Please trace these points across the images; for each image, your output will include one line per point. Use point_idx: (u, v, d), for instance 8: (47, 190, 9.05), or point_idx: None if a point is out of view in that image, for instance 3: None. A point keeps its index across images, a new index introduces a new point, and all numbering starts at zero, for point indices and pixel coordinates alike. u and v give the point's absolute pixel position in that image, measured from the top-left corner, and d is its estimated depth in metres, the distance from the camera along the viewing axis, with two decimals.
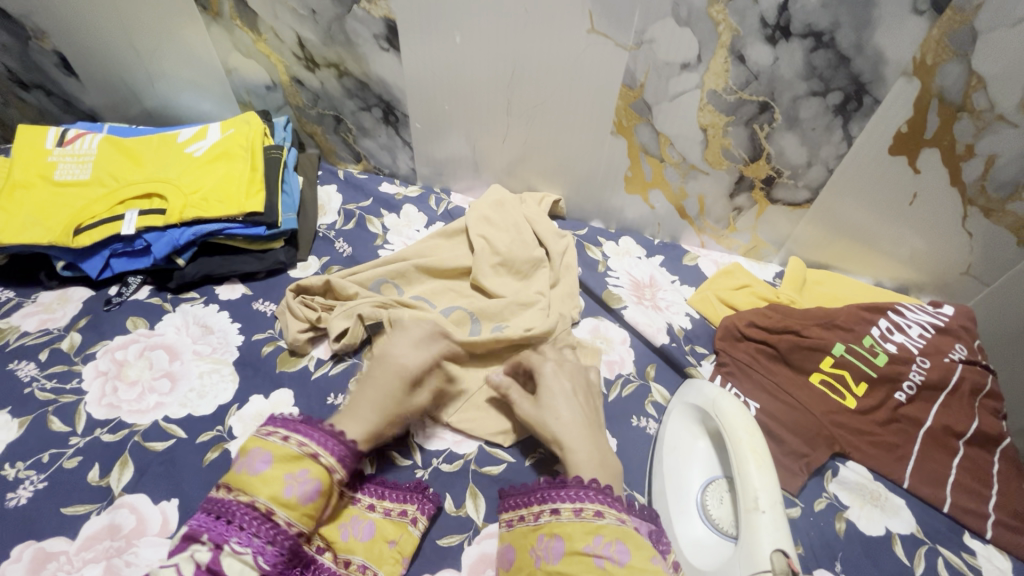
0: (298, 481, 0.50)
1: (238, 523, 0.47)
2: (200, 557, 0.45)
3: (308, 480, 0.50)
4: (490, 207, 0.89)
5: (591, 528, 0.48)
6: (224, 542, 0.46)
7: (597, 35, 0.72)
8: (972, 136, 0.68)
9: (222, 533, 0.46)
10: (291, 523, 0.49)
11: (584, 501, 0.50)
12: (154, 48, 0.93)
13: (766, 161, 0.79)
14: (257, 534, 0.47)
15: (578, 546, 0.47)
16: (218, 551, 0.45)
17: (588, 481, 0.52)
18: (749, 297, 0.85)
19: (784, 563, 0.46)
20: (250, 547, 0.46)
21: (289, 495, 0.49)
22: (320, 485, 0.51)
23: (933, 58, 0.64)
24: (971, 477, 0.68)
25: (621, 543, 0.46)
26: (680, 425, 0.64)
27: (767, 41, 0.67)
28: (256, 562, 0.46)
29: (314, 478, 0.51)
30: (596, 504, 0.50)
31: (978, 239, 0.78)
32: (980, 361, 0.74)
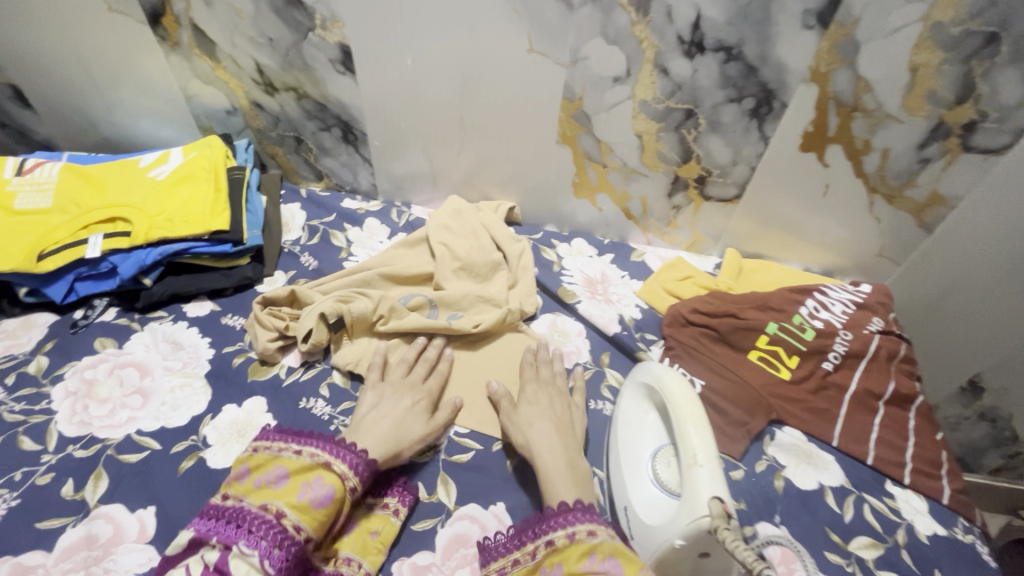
0: (311, 488, 0.55)
1: (248, 527, 0.51)
2: (209, 558, 0.50)
3: (321, 485, 0.55)
4: (448, 216, 0.94)
5: (586, 549, 0.51)
6: (233, 543, 0.50)
7: (536, 54, 0.79)
8: (867, 132, 0.78)
9: (231, 534, 0.51)
10: (300, 526, 0.52)
11: (575, 524, 0.54)
12: (111, 78, 0.96)
13: (696, 162, 0.87)
14: (265, 538, 0.50)
15: (575, 568, 0.49)
16: (226, 552, 0.50)
17: (576, 504, 0.56)
18: (691, 286, 0.93)
19: (720, 508, 0.51)
20: (256, 550, 0.49)
21: (302, 499, 0.54)
22: (333, 491, 0.55)
23: (826, 66, 0.73)
24: (891, 432, 0.76)
25: (614, 559, 0.48)
26: (634, 401, 0.70)
27: (685, 55, 0.75)
28: (262, 565, 0.48)
29: (327, 484, 0.55)
30: (587, 525, 0.53)
31: (885, 222, 0.88)
32: (895, 330, 0.83)
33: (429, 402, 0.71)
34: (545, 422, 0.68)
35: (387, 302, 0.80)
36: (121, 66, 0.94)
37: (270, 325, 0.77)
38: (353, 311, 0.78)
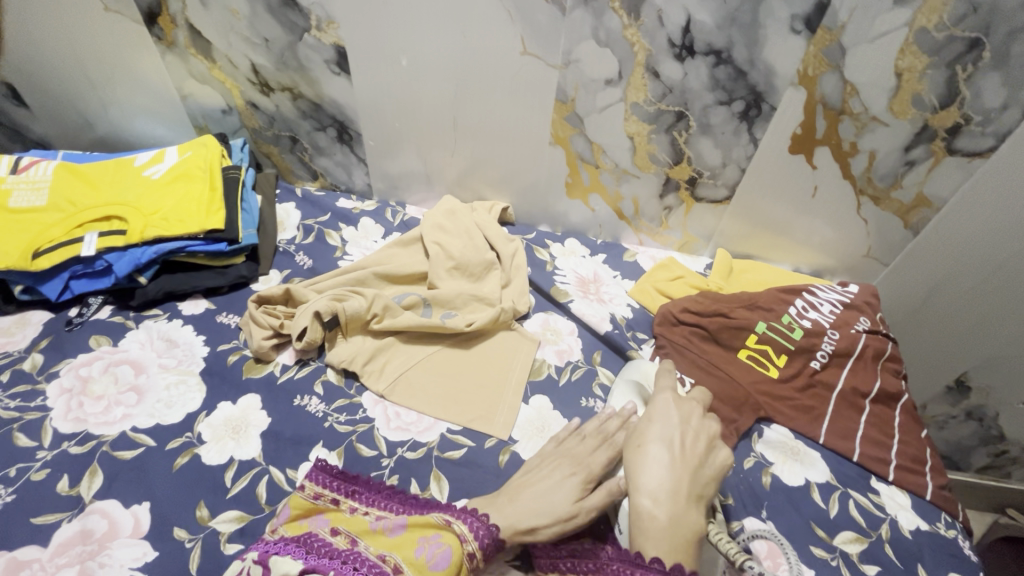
0: (429, 544, 0.53)
1: (358, 567, 0.49)
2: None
3: (439, 544, 0.52)
4: (443, 216, 0.95)
5: None
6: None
7: (530, 56, 0.80)
8: (854, 135, 0.80)
9: (344, 575, 0.48)
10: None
11: None
12: (106, 77, 0.96)
13: (688, 164, 0.89)
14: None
15: None
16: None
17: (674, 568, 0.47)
18: (682, 286, 0.94)
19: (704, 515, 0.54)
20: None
21: (420, 556, 0.52)
22: (450, 552, 0.52)
23: (813, 70, 0.75)
24: (876, 430, 0.77)
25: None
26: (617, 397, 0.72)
27: (676, 58, 0.76)
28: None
29: (444, 543, 0.53)
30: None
31: (872, 223, 0.89)
32: (881, 330, 0.84)
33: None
34: (660, 455, 0.54)
35: (381, 300, 0.81)
36: (116, 65, 0.94)
37: (265, 323, 0.78)
38: (347, 310, 0.78)
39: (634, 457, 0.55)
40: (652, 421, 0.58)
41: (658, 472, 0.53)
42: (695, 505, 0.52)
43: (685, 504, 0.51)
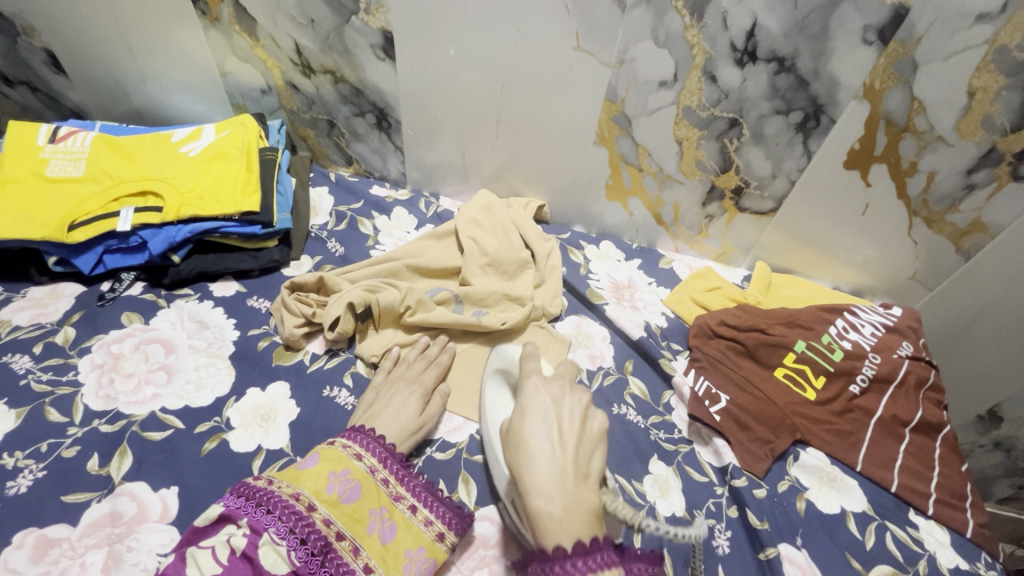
0: (339, 480, 0.56)
1: (277, 514, 0.51)
2: (236, 543, 0.50)
3: (347, 481, 0.57)
4: (479, 211, 0.93)
5: None
6: (263, 530, 0.50)
7: (583, 53, 0.77)
8: (914, 154, 0.76)
9: (262, 520, 0.51)
10: (329, 520, 0.54)
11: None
12: (148, 50, 0.95)
13: (735, 173, 0.86)
14: (293, 530, 0.51)
15: None
16: (256, 537, 0.50)
17: (579, 548, 0.43)
18: (719, 298, 0.91)
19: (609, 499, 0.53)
20: (285, 540, 0.51)
21: (331, 492, 0.55)
22: (358, 485, 0.57)
23: (881, 83, 0.71)
24: (916, 461, 0.75)
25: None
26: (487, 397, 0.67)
27: (736, 64, 0.73)
28: (288, 557, 0.50)
29: (353, 478, 0.57)
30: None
31: (922, 247, 0.86)
32: (924, 356, 0.81)
33: (423, 392, 0.70)
34: (541, 442, 0.50)
35: (415, 294, 0.80)
36: (158, 38, 0.93)
37: (297, 311, 0.77)
38: (381, 302, 0.77)
39: (518, 457, 0.51)
40: (526, 416, 0.53)
41: (544, 464, 0.48)
42: (588, 486, 0.48)
43: (576, 483, 0.48)
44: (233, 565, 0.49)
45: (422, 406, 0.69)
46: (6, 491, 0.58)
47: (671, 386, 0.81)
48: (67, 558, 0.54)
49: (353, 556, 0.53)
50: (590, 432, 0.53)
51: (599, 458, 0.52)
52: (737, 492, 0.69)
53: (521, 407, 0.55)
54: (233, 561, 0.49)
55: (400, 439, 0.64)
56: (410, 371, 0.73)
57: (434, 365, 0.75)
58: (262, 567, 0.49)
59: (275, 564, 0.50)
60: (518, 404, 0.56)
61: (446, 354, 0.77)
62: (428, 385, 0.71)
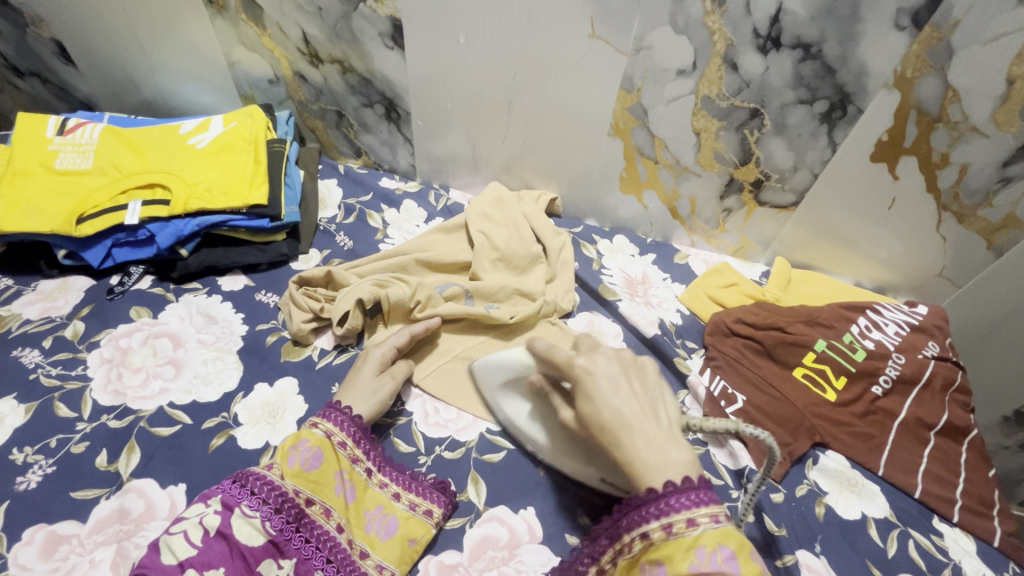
0: (300, 451, 0.57)
1: (250, 488, 0.53)
2: (209, 522, 0.51)
3: (308, 449, 0.57)
4: (489, 204, 0.91)
5: (688, 543, 0.43)
6: (236, 505, 0.52)
7: (598, 40, 0.74)
8: (947, 145, 0.73)
9: (234, 495, 0.53)
10: (298, 489, 0.55)
11: (672, 512, 0.43)
12: (155, 40, 0.94)
13: (755, 165, 0.83)
14: (266, 501, 0.53)
15: (681, 569, 0.42)
16: (228, 514, 0.52)
17: (671, 486, 0.44)
18: (736, 294, 0.89)
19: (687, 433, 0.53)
20: (258, 513, 0.52)
21: (294, 463, 0.56)
22: (320, 451, 0.58)
23: (913, 71, 0.68)
24: (941, 466, 0.72)
25: (727, 549, 0.42)
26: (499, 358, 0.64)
27: (759, 51, 0.70)
28: (263, 527, 0.52)
29: (313, 446, 0.57)
30: (688, 512, 0.43)
31: (951, 243, 0.82)
32: (951, 357, 0.78)
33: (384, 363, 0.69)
34: (619, 414, 0.47)
35: (425, 289, 0.78)
36: (166, 28, 0.92)
37: (305, 306, 0.76)
38: (390, 297, 0.75)
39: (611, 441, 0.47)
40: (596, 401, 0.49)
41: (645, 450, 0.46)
42: (681, 443, 0.47)
43: (668, 439, 0.47)
44: (209, 545, 0.50)
45: (379, 363, 0.69)
46: (15, 486, 0.58)
47: (686, 385, 0.78)
48: (75, 554, 0.54)
49: (325, 518, 0.55)
50: (649, 379, 0.51)
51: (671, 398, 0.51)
52: (754, 496, 0.67)
53: (584, 390, 0.50)
54: (208, 541, 0.50)
55: (360, 403, 0.64)
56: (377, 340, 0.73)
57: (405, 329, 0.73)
58: (239, 542, 0.51)
59: (250, 537, 0.52)
60: (580, 389, 0.50)
61: (426, 325, 0.75)
62: (393, 344, 0.71)
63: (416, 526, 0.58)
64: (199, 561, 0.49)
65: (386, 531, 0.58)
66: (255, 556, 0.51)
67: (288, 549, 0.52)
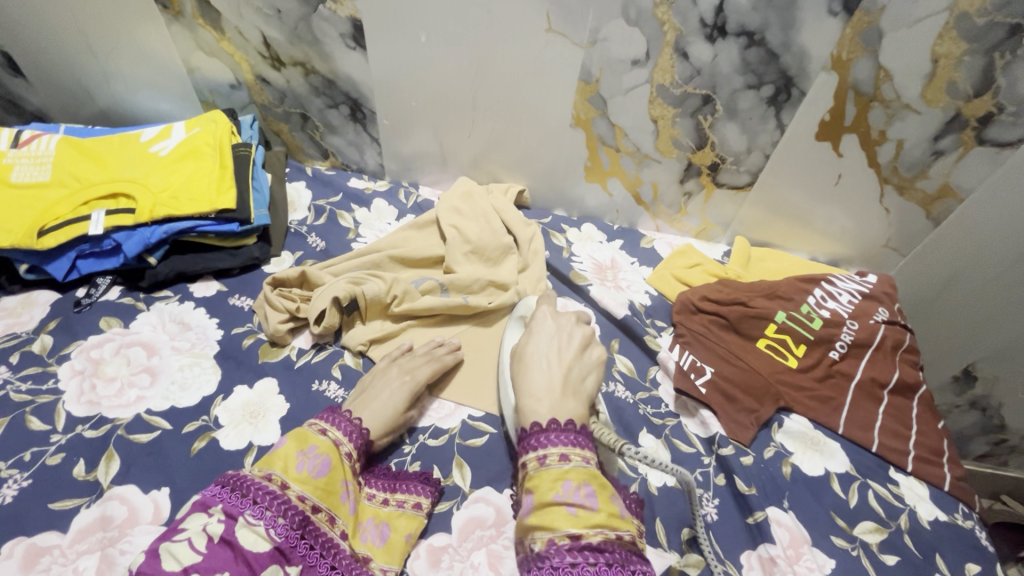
0: (308, 457, 0.57)
1: (252, 497, 0.51)
2: (213, 530, 0.48)
3: (316, 456, 0.57)
4: (459, 198, 0.93)
5: (558, 474, 0.51)
6: (239, 514, 0.50)
7: (554, 34, 0.77)
8: (883, 122, 0.78)
9: (237, 504, 0.50)
10: (304, 495, 0.54)
11: (548, 447, 0.53)
12: (109, 48, 0.92)
13: (711, 149, 0.87)
14: (269, 508, 0.51)
15: (549, 496, 0.50)
16: (232, 523, 0.49)
17: (552, 424, 0.55)
18: (700, 274, 0.93)
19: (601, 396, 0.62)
20: (262, 520, 0.50)
21: (302, 469, 0.55)
22: (329, 459, 0.57)
23: (848, 54, 0.72)
24: (895, 421, 0.77)
25: (588, 487, 0.50)
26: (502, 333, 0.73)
27: (706, 39, 0.74)
28: (268, 534, 0.50)
29: (322, 453, 0.57)
30: (562, 448, 0.53)
31: (894, 214, 0.88)
32: (900, 320, 0.84)
33: (414, 388, 0.69)
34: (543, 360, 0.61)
35: (400, 284, 0.80)
36: (120, 35, 0.91)
37: (281, 306, 0.76)
38: (366, 293, 0.77)
39: (520, 368, 0.62)
40: (532, 335, 0.64)
41: (539, 372, 0.59)
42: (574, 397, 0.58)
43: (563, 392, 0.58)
44: (214, 552, 0.47)
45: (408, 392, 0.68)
46: None
47: (657, 361, 0.82)
48: (58, 565, 0.53)
49: (330, 526, 0.55)
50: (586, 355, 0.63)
51: (593, 379, 0.62)
52: (725, 460, 0.70)
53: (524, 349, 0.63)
54: (212, 549, 0.47)
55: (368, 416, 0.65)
56: (410, 362, 0.72)
57: (435, 360, 0.73)
58: (244, 550, 0.48)
59: (255, 544, 0.49)
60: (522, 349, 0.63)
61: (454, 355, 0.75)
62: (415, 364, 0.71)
63: (407, 521, 0.60)
64: (203, 567, 0.46)
65: (381, 538, 0.58)
66: (261, 564, 0.48)
67: (295, 557, 0.50)
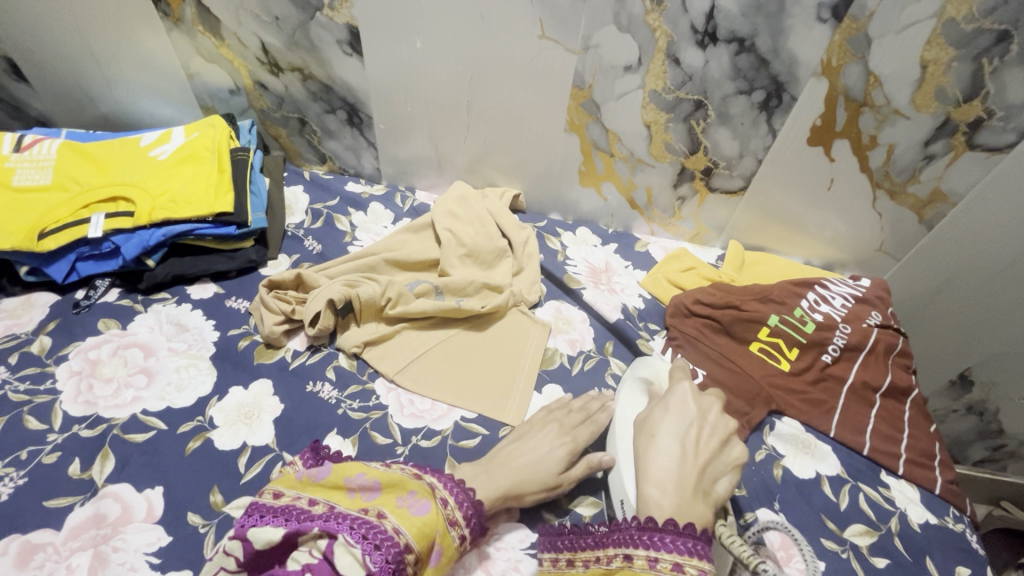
0: (408, 499, 0.52)
1: (349, 522, 0.48)
2: (318, 548, 0.47)
3: (414, 497, 0.52)
4: (455, 202, 0.94)
5: None
6: (336, 532, 0.48)
7: (548, 41, 0.78)
8: (874, 128, 0.79)
9: (332, 525, 0.48)
10: (399, 530, 0.49)
11: (660, 551, 0.48)
12: (110, 54, 0.94)
13: (704, 154, 0.88)
14: (366, 535, 0.47)
15: None
16: (331, 541, 0.47)
17: (670, 524, 0.48)
18: (694, 278, 0.93)
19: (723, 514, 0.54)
20: (359, 543, 0.46)
21: (400, 508, 0.51)
22: (429, 502, 0.52)
23: (837, 60, 0.73)
24: (886, 424, 0.78)
25: None
26: (623, 394, 0.67)
27: (698, 45, 0.75)
28: (363, 559, 0.45)
29: (421, 495, 0.52)
30: (676, 557, 0.47)
31: (886, 218, 0.88)
32: (893, 324, 0.84)
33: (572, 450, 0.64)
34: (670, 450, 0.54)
35: (395, 287, 0.80)
36: (120, 41, 0.92)
37: (277, 308, 0.77)
38: (361, 295, 0.77)
39: (645, 444, 0.56)
40: (667, 413, 0.59)
41: (665, 459, 0.54)
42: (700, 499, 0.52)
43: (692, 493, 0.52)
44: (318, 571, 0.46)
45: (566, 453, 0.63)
46: None
47: None
48: (51, 562, 0.54)
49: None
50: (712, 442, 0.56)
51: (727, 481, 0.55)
52: None
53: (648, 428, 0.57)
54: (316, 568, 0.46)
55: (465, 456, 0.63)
56: (571, 419, 0.67)
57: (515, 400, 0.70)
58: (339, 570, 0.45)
59: (348, 567, 0.46)
60: (646, 426, 0.58)
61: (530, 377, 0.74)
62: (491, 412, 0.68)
63: None
64: None
65: None
66: None
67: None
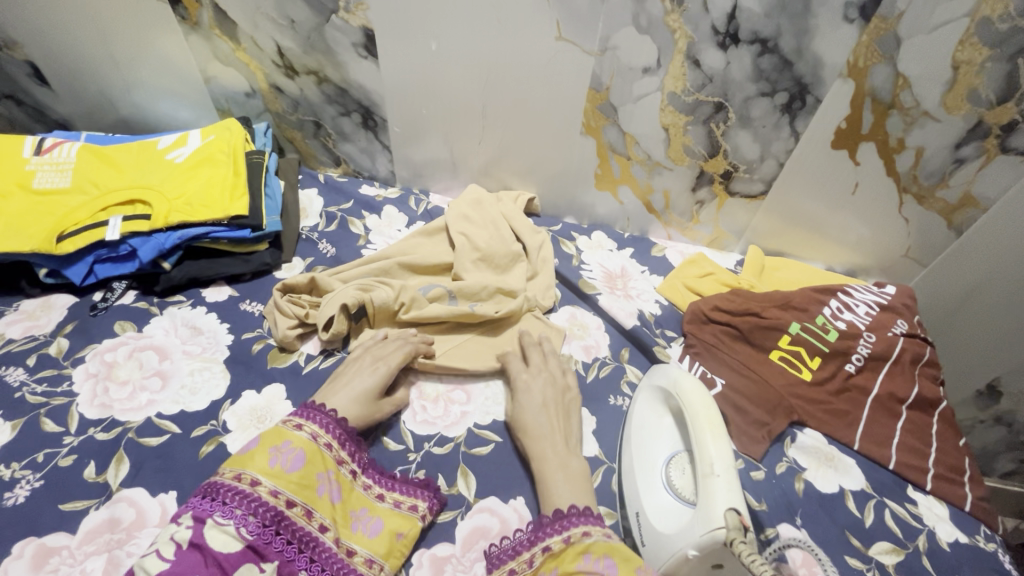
0: (281, 452, 0.55)
1: (222, 499, 0.50)
2: (181, 537, 0.47)
3: (289, 451, 0.55)
4: (469, 205, 0.93)
5: (580, 548, 0.52)
6: (207, 516, 0.49)
7: (565, 42, 0.77)
8: (902, 130, 0.76)
9: (207, 508, 0.49)
10: (277, 491, 0.52)
11: (570, 527, 0.54)
12: (130, 58, 0.94)
13: (724, 157, 0.86)
14: (240, 507, 0.50)
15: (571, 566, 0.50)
16: (201, 525, 0.48)
17: (571, 508, 0.56)
18: (712, 283, 0.91)
19: (736, 519, 0.50)
20: (232, 519, 0.49)
21: (275, 465, 0.54)
22: (303, 452, 0.55)
23: (864, 61, 0.71)
24: (913, 437, 0.75)
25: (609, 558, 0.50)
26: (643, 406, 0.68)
27: (719, 47, 0.73)
28: (239, 534, 0.49)
29: (295, 447, 0.55)
30: (584, 526, 0.54)
31: (914, 224, 0.86)
32: (919, 333, 0.82)
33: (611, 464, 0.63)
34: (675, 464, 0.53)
35: (408, 291, 0.80)
36: (140, 45, 0.93)
37: (290, 312, 0.77)
38: (375, 300, 0.77)
39: None
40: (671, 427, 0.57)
41: None
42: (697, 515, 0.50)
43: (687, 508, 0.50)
44: (183, 557, 0.46)
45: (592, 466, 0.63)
46: (4, 502, 0.58)
47: None
48: (66, 566, 0.54)
49: (307, 520, 0.53)
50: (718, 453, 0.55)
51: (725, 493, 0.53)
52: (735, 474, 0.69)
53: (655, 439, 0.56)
54: (181, 555, 0.47)
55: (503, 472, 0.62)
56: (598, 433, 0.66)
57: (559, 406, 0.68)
58: (214, 551, 0.47)
59: (225, 545, 0.48)
60: None
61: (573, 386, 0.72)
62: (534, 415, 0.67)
63: (401, 521, 0.59)
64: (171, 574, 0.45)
65: (372, 529, 0.57)
66: (233, 563, 0.47)
67: (269, 553, 0.49)
